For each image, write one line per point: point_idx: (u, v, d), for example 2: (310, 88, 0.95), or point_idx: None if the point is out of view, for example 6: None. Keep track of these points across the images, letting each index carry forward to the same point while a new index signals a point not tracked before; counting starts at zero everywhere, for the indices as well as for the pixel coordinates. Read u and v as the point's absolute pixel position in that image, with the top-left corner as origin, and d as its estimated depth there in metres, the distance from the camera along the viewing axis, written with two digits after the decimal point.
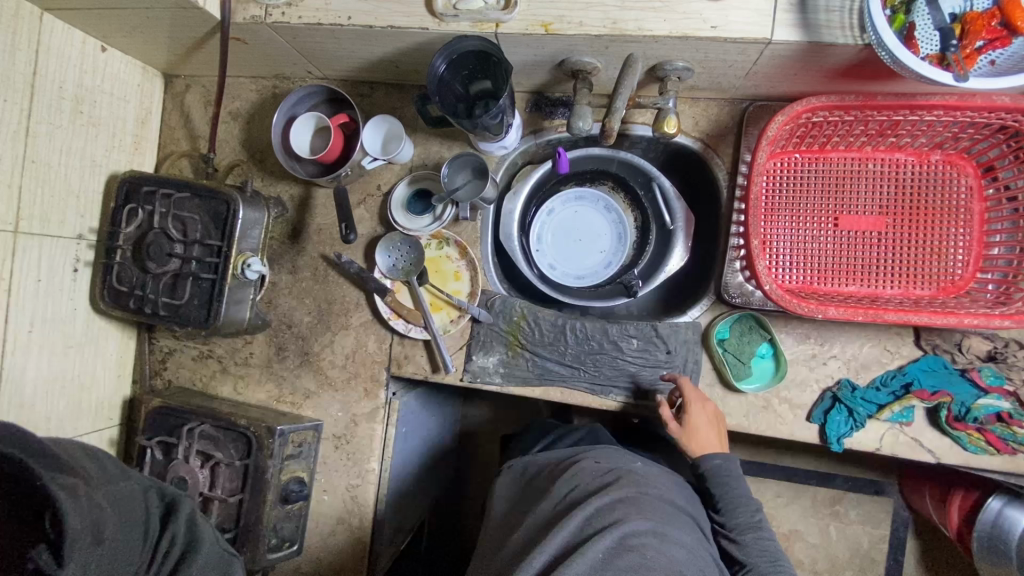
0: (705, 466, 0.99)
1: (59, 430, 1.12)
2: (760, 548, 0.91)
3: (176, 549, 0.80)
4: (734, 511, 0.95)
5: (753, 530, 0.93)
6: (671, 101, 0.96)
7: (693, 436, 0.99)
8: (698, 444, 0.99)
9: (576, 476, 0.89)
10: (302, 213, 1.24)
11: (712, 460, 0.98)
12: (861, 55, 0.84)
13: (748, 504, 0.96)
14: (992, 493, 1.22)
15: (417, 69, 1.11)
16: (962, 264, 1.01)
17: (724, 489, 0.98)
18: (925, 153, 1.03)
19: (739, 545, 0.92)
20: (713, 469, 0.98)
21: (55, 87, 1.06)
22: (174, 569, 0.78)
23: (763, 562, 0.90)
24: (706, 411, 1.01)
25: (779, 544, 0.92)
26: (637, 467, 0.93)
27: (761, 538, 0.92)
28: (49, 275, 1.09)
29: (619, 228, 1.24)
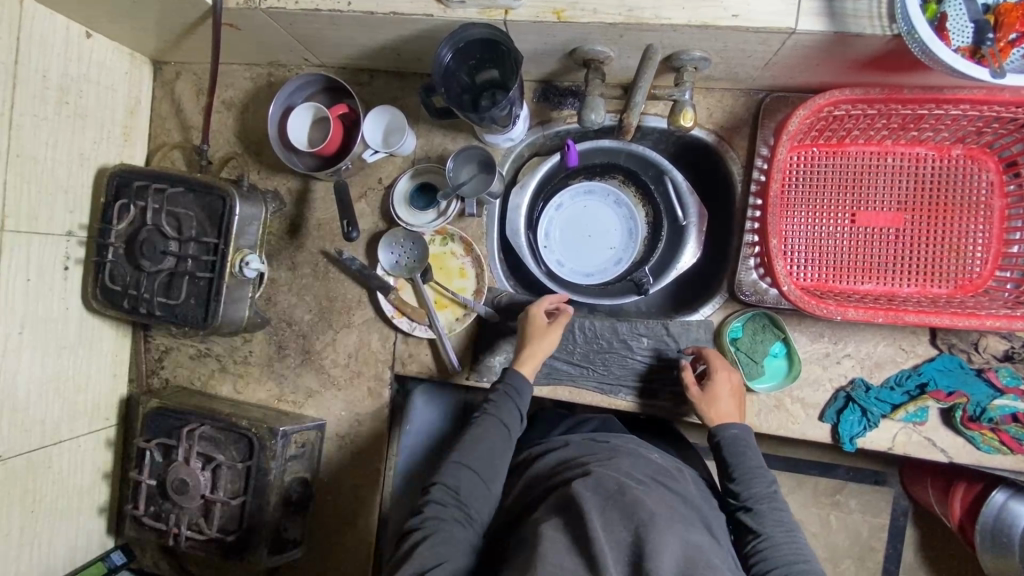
0: (721, 437, 0.94)
1: (55, 433, 1.10)
2: (775, 520, 0.86)
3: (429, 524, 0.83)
4: (750, 481, 0.89)
5: (770, 502, 0.88)
6: (687, 93, 0.93)
7: (714, 406, 0.97)
8: (718, 414, 0.96)
9: (594, 459, 0.86)
10: (301, 206, 1.20)
11: (729, 430, 0.94)
12: (888, 46, 0.81)
13: (764, 475, 0.90)
14: (997, 486, 1.21)
15: (419, 57, 1.06)
16: (981, 262, 0.99)
17: (739, 459, 0.92)
18: (946, 147, 1.00)
19: (754, 515, 0.87)
20: (727, 438, 0.94)
21: (39, 76, 1.01)
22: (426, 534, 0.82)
23: (779, 533, 0.84)
24: (732, 379, 0.99)
25: (793, 517, 0.87)
26: (658, 460, 0.90)
27: (777, 510, 0.87)
28: (39, 274, 1.04)
29: (628, 224, 1.21)
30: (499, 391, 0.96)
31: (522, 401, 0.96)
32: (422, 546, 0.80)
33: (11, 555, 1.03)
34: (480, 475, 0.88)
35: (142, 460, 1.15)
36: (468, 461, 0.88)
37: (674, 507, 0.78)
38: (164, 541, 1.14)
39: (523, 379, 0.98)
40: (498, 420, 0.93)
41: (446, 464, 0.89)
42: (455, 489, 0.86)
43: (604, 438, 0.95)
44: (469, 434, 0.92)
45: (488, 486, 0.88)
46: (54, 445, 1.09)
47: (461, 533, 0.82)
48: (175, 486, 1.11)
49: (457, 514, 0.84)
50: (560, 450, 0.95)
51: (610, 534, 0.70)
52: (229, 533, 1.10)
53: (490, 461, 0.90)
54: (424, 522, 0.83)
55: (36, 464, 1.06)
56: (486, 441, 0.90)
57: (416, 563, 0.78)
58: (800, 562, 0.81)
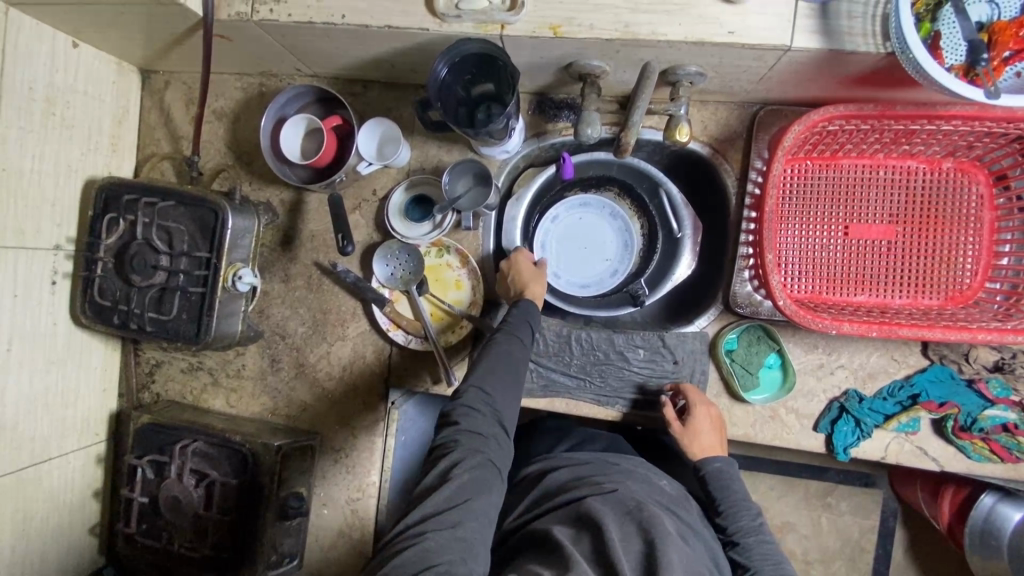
0: (705, 471, 0.98)
1: (44, 450, 1.08)
2: (763, 553, 0.90)
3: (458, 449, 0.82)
4: (736, 515, 0.94)
5: (756, 534, 0.92)
6: (683, 107, 0.93)
7: (697, 441, 0.99)
8: (701, 448, 0.99)
9: (609, 478, 0.89)
10: (294, 218, 1.19)
11: (712, 464, 0.98)
12: (882, 63, 0.82)
13: (750, 508, 0.94)
14: (985, 489, 1.24)
15: (414, 68, 1.05)
16: (971, 273, 1.00)
17: (723, 494, 0.97)
18: (937, 160, 1.01)
19: (742, 549, 0.91)
20: (712, 472, 0.98)
21: (24, 88, 0.98)
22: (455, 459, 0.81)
23: (766, 566, 0.89)
24: (712, 414, 1.01)
25: (780, 548, 0.91)
26: (667, 489, 0.91)
27: (764, 542, 0.91)
28: (25, 290, 1.02)
29: (625, 237, 1.21)
30: (516, 312, 0.98)
31: (534, 321, 0.99)
32: (460, 466, 0.79)
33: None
34: (509, 392, 0.89)
35: (134, 477, 1.13)
36: (497, 377, 0.88)
37: (682, 534, 0.80)
38: (156, 558, 1.13)
39: (532, 304, 1.00)
40: (519, 336, 0.94)
41: (474, 381, 0.88)
42: (485, 407, 0.86)
43: (615, 460, 0.96)
44: (492, 349, 0.92)
45: (516, 401, 0.90)
46: (43, 463, 1.07)
47: (495, 448, 0.84)
48: (169, 503, 1.10)
49: (490, 430, 0.85)
50: (569, 467, 0.96)
51: (625, 544, 0.73)
52: (224, 549, 1.09)
53: (515, 375, 0.90)
54: (459, 439, 0.83)
55: (25, 482, 1.04)
56: (511, 356, 0.91)
57: (455, 486, 0.78)
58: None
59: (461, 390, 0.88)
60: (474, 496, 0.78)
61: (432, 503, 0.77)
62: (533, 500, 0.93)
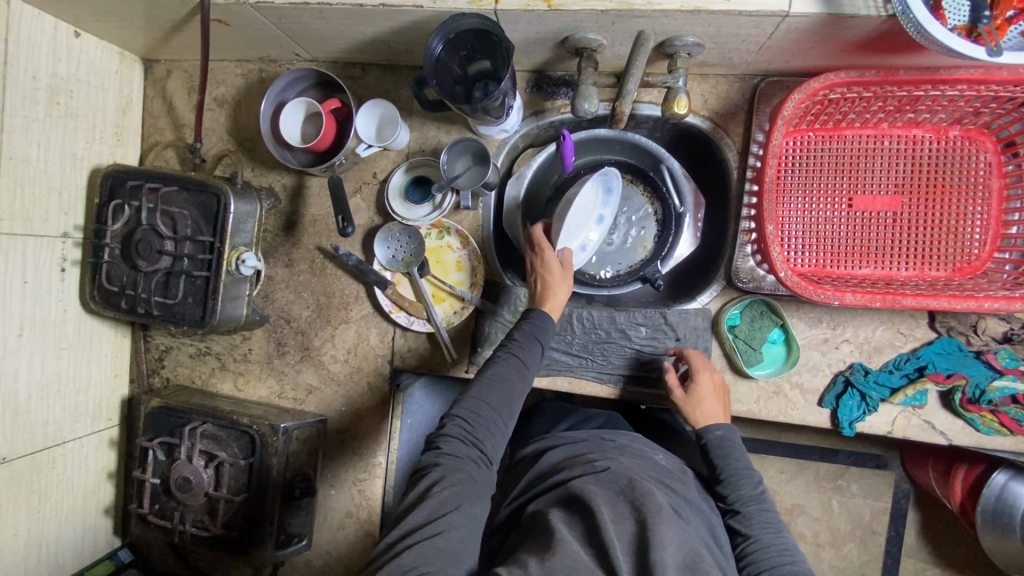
0: (707, 439, 0.96)
1: (58, 434, 1.10)
2: (763, 521, 0.87)
3: (436, 471, 0.81)
4: (737, 484, 0.91)
5: (756, 503, 0.89)
6: (681, 79, 0.92)
7: (700, 406, 0.98)
8: (703, 413, 0.98)
9: (603, 456, 0.88)
10: (296, 203, 1.20)
11: (713, 433, 0.96)
12: (884, 27, 0.80)
13: (752, 476, 0.91)
14: (998, 467, 1.20)
15: (411, 49, 1.05)
16: (979, 243, 0.98)
17: (725, 463, 0.94)
18: (943, 128, 0.99)
19: (742, 518, 0.88)
20: (713, 441, 0.96)
21: (29, 77, 1.00)
22: (433, 480, 0.80)
23: (766, 535, 0.85)
24: (718, 382, 1.01)
25: (782, 518, 0.88)
26: (662, 463, 0.91)
27: (766, 512, 0.88)
28: (35, 276, 1.04)
29: (605, 181, 1.09)
30: (524, 330, 0.94)
31: (546, 340, 0.95)
32: (439, 485, 0.79)
33: (17, 556, 1.04)
34: (498, 417, 0.87)
35: (145, 459, 1.15)
36: (485, 401, 0.87)
37: (677, 508, 0.79)
38: (170, 538, 1.15)
39: (549, 320, 0.96)
40: (517, 358, 0.91)
41: (462, 404, 0.87)
42: (469, 431, 0.85)
43: (611, 436, 0.96)
44: (485, 373, 0.90)
45: (506, 426, 0.88)
46: (57, 446, 1.10)
47: (477, 472, 0.82)
48: (178, 484, 1.11)
49: (474, 453, 0.84)
50: (564, 446, 0.96)
51: (617, 526, 0.72)
52: (234, 529, 1.11)
53: (507, 399, 0.88)
54: (440, 461, 0.82)
55: (40, 464, 1.07)
56: (505, 380, 0.89)
57: (433, 504, 0.77)
58: (788, 561, 0.81)
59: (451, 414, 0.87)
60: (455, 508, 0.77)
61: (413, 518, 0.76)
62: (530, 478, 0.93)
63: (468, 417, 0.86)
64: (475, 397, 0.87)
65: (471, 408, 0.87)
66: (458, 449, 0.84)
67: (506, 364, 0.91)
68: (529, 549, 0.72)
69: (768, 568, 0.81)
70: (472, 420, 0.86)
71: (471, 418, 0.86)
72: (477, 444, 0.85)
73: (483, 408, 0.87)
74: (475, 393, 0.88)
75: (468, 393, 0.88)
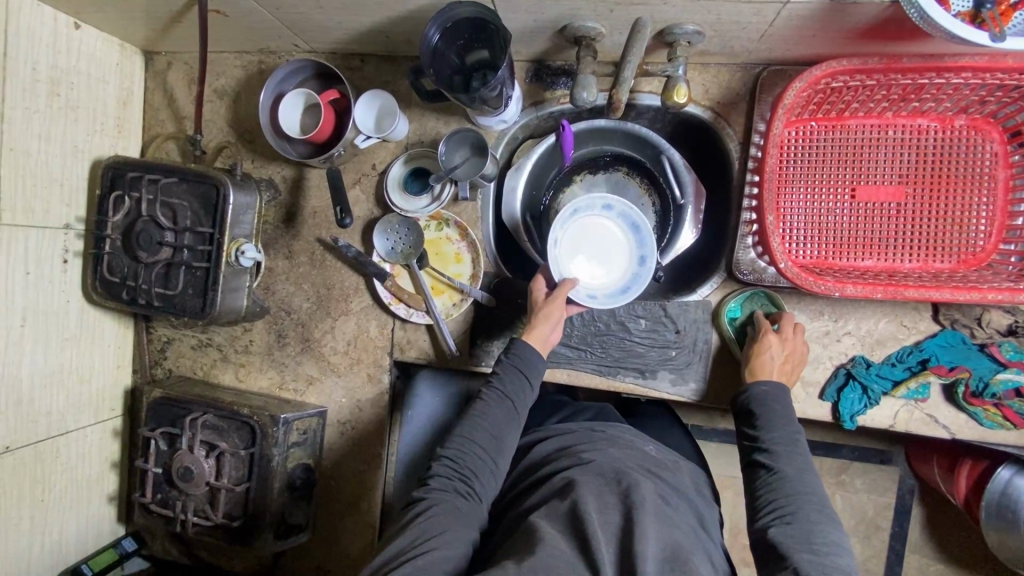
0: (750, 391, 0.91)
1: (61, 424, 1.11)
2: (792, 458, 0.83)
3: (424, 503, 0.81)
4: (771, 425, 0.86)
5: (789, 443, 0.84)
6: (681, 68, 0.92)
7: (755, 363, 0.94)
8: (755, 371, 0.93)
9: (592, 447, 0.87)
10: (296, 195, 1.20)
11: (758, 387, 0.91)
12: (886, 13, 0.78)
13: (788, 422, 0.86)
14: (1002, 462, 1.19)
15: (409, 38, 1.05)
16: (984, 235, 0.96)
17: (765, 404, 0.89)
18: (949, 118, 0.97)
19: (771, 456, 0.84)
20: (757, 390, 0.91)
21: (28, 68, 1.00)
22: (421, 511, 0.80)
23: (793, 473, 0.81)
24: (788, 348, 0.95)
25: (812, 458, 0.83)
26: (653, 454, 0.90)
27: (796, 451, 0.84)
28: (38, 267, 1.05)
29: (628, 218, 1.03)
30: (507, 363, 0.93)
31: (533, 374, 0.92)
32: (423, 515, 0.79)
33: (21, 543, 1.05)
34: (485, 454, 0.86)
35: (147, 449, 1.16)
36: (473, 435, 0.86)
37: (665, 497, 0.79)
38: (172, 527, 1.16)
39: (534, 351, 0.93)
40: (502, 394, 0.90)
41: (449, 443, 0.87)
42: (457, 465, 0.85)
43: (601, 427, 0.96)
44: (474, 408, 0.90)
45: (495, 464, 0.86)
46: (61, 435, 1.11)
47: (464, 506, 0.81)
48: (180, 473, 1.12)
49: (462, 487, 0.83)
50: (555, 437, 0.96)
51: (603, 516, 0.71)
52: (235, 518, 1.12)
53: (495, 434, 0.87)
54: (428, 495, 0.82)
55: (44, 453, 1.08)
56: (490, 417, 0.88)
57: (416, 532, 0.77)
58: (810, 495, 0.79)
59: (439, 454, 0.87)
60: (441, 533, 0.76)
61: (399, 542, 0.76)
62: (523, 469, 0.94)
63: (456, 451, 0.86)
64: (463, 432, 0.87)
65: (459, 443, 0.86)
66: (446, 484, 0.83)
67: (495, 399, 0.90)
68: (521, 539, 0.72)
69: (791, 501, 0.78)
70: (460, 455, 0.85)
71: (459, 453, 0.86)
72: (465, 477, 0.84)
73: (471, 443, 0.86)
74: (463, 427, 0.88)
75: (457, 428, 0.88)
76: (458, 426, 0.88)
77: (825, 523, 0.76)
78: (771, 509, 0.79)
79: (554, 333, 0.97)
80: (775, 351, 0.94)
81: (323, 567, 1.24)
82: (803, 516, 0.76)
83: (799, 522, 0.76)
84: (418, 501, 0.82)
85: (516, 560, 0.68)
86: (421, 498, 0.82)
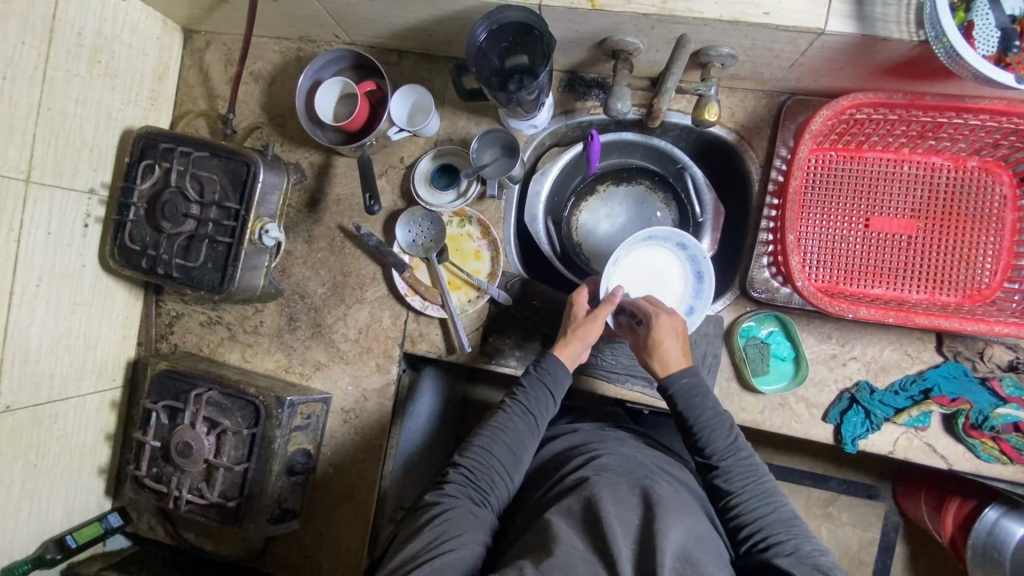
0: (671, 391, 0.89)
1: (62, 389, 1.10)
2: (742, 471, 0.84)
3: (438, 507, 0.81)
4: (711, 435, 0.86)
5: (733, 454, 0.85)
6: (713, 88, 0.95)
7: (658, 356, 0.90)
8: (663, 363, 0.90)
9: (603, 445, 0.89)
10: (321, 181, 1.21)
11: (677, 382, 0.88)
12: (915, 52, 0.83)
13: (723, 423, 0.86)
14: (990, 502, 1.21)
15: (450, 38, 1.08)
16: (990, 273, 1.00)
17: (696, 414, 0.87)
18: (963, 158, 1.02)
19: (723, 473, 0.84)
20: (681, 390, 0.88)
21: (74, 33, 1.02)
22: (435, 514, 0.80)
23: (752, 490, 0.82)
24: (671, 324, 0.92)
25: (761, 459, 0.85)
26: (662, 454, 0.92)
27: (743, 459, 0.85)
28: (59, 229, 1.05)
29: (696, 264, 1.03)
30: (533, 376, 0.93)
31: (557, 389, 0.93)
32: (440, 518, 0.78)
33: (8, 509, 1.02)
34: (502, 468, 0.87)
35: (147, 422, 1.14)
36: (492, 447, 0.87)
37: (677, 491, 0.80)
38: (163, 503, 1.14)
39: (561, 365, 0.93)
40: (525, 409, 0.91)
41: (468, 452, 0.87)
42: (474, 475, 0.85)
43: (611, 429, 0.98)
44: (494, 420, 0.90)
45: (510, 479, 0.87)
46: (60, 402, 1.09)
47: (478, 513, 0.81)
48: (179, 449, 1.10)
49: (477, 496, 0.84)
50: (566, 437, 0.98)
51: (619, 511, 0.72)
52: (230, 499, 1.10)
53: (513, 449, 0.88)
54: (442, 500, 0.82)
55: (42, 418, 1.06)
56: (511, 431, 0.89)
57: (432, 534, 0.76)
58: (772, 510, 0.80)
59: (455, 462, 0.87)
60: (457, 535, 0.76)
61: (414, 545, 0.76)
62: (536, 467, 0.96)
63: (473, 461, 0.86)
64: (482, 442, 0.88)
65: (476, 453, 0.87)
66: (461, 491, 0.83)
67: (515, 413, 0.90)
68: (537, 535, 0.72)
69: (762, 521, 0.79)
70: (477, 466, 0.86)
71: (476, 463, 0.86)
72: (480, 488, 0.84)
73: (489, 454, 0.87)
74: (481, 439, 0.88)
75: (475, 438, 0.89)
76: (476, 436, 0.89)
77: (797, 536, 0.77)
78: (747, 536, 0.79)
79: (585, 350, 0.97)
80: (672, 337, 0.90)
81: (311, 557, 1.23)
82: (776, 535, 0.77)
83: (775, 544, 0.76)
84: (432, 506, 0.82)
85: (533, 556, 0.68)
86: (436, 503, 0.82)
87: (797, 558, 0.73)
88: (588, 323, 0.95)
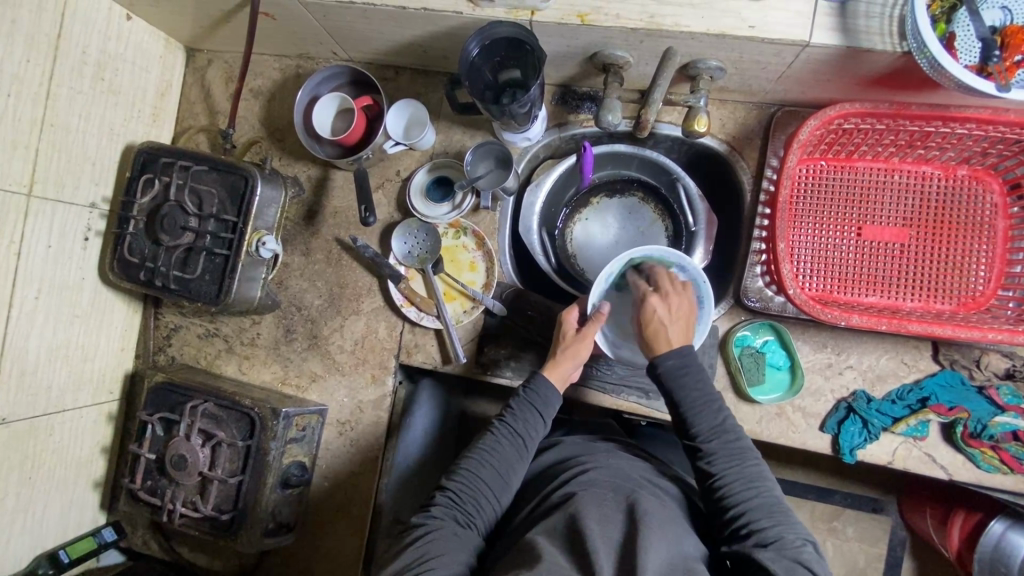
0: (660, 370, 0.87)
1: (59, 401, 1.10)
2: (728, 453, 0.82)
3: (422, 528, 0.80)
4: (697, 418, 0.84)
5: (720, 436, 0.83)
6: (702, 100, 0.97)
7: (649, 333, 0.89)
8: (654, 342, 0.89)
9: (590, 458, 0.89)
10: (319, 194, 1.23)
11: (665, 361, 0.87)
12: (899, 63, 0.84)
13: (713, 404, 0.85)
14: (996, 515, 1.19)
15: (444, 54, 1.11)
16: (984, 280, 1.00)
17: (683, 394, 0.86)
18: (952, 167, 1.03)
19: (709, 457, 0.83)
20: (668, 371, 0.86)
21: (79, 51, 1.05)
22: (419, 535, 0.79)
23: (737, 471, 0.81)
24: (672, 304, 0.91)
25: (750, 442, 0.84)
26: (650, 465, 0.92)
27: (728, 439, 0.83)
28: (60, 241, 1.07)
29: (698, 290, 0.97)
30: (522, 397, 0.92)
31: (546, 411, 0.92)
32: (424, 540, 0.78)
33: (2, 520, 1.02)
34: (489, 491, 0.86)
35: (142, 433, 1.14)
36: (479, 469, 0.87)
37: (665, 504, 0.79)
38: (157, 516, 1.13)
39: (550, 388, 0.92)
40: (512, 431, 0.90)
41: (455, 474, 0.87)
42: (461, 498, 0.84)
43: (601, 443, 0.97)
44: (482, 442, 0.90)
45: (497, 501, 0.86)
46: (56, 414, 1.10)
47: (462, 534, 0.81)
48: (174, 462, 1.10)
49: (462, 518, 0.83)
50: (557, 449, 0.98)
51: (602, 529, 0.70)
52: (224, 512, 1.09)
53: (500, 472, 0.87)
54: (427, 522, 0.81)
55: (38, 430, 1.06)
56: (499, 453, 0.88)
57: (414, 556, 0.76)
58: (756, 494, 0.79)
59: (442, 484, 0.87)
60: (438, 557, 0.75)
61: (396, 565, 0.77)
62: (527, 480, 0.95)
63: (460, 483, 0.86)
64: (470, 465, 0.87)
65: (463, 476, 0.86)
66: (448, 513, 0.83)
67: (504, 434, 0.90)
68: (522, 551, 0.71)
69: (748, 504, 0.78)
70: (464, 488, 0.85)
71: (462, 486, 0.85)
72: (466, 510, 0.84)
73: (476, 476, 0.86)
74: (469, 461, 0.88)
75: (463, 460, 0.88)
76: (464, 458, 0.89)
77: (780, 523, 0.76)
78: (733, 519, 0.78)
79: (575, 370, 0.97)
80: (662, 308, 0.90)
81: (305, 571, 1.21)
82: (760, 521, 0.76)
83: (759, 530, 0.75)
84: (416, 527, 0.81)
85: (519, 570, 0.67)
86: (420, 524, 0.81)
87: (777, 549, 0.73)
88: (574, 341, 0.96)
